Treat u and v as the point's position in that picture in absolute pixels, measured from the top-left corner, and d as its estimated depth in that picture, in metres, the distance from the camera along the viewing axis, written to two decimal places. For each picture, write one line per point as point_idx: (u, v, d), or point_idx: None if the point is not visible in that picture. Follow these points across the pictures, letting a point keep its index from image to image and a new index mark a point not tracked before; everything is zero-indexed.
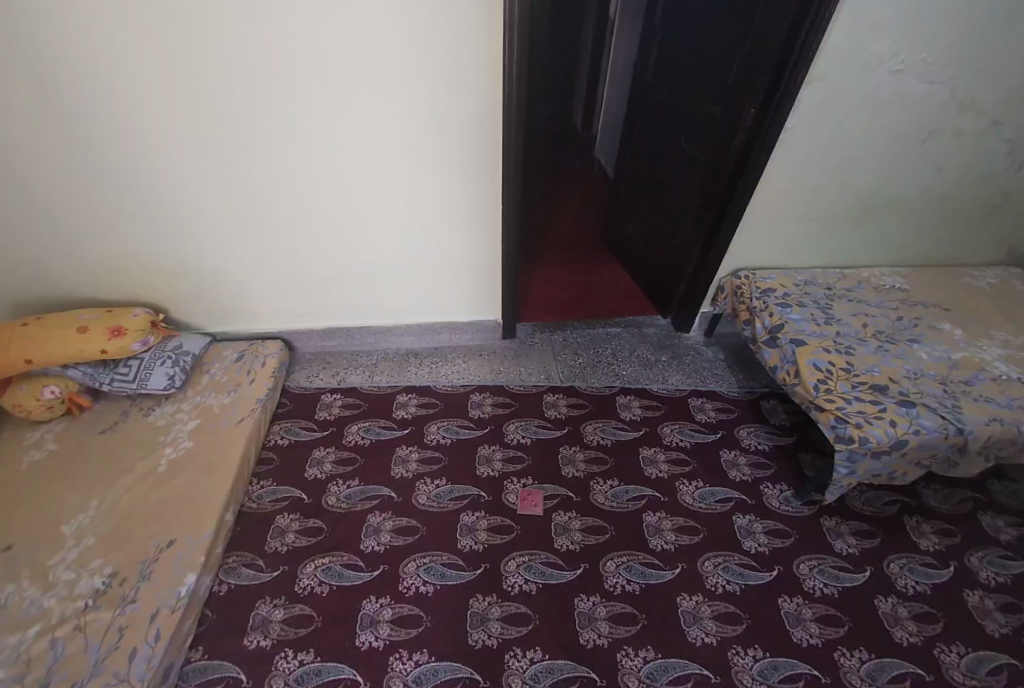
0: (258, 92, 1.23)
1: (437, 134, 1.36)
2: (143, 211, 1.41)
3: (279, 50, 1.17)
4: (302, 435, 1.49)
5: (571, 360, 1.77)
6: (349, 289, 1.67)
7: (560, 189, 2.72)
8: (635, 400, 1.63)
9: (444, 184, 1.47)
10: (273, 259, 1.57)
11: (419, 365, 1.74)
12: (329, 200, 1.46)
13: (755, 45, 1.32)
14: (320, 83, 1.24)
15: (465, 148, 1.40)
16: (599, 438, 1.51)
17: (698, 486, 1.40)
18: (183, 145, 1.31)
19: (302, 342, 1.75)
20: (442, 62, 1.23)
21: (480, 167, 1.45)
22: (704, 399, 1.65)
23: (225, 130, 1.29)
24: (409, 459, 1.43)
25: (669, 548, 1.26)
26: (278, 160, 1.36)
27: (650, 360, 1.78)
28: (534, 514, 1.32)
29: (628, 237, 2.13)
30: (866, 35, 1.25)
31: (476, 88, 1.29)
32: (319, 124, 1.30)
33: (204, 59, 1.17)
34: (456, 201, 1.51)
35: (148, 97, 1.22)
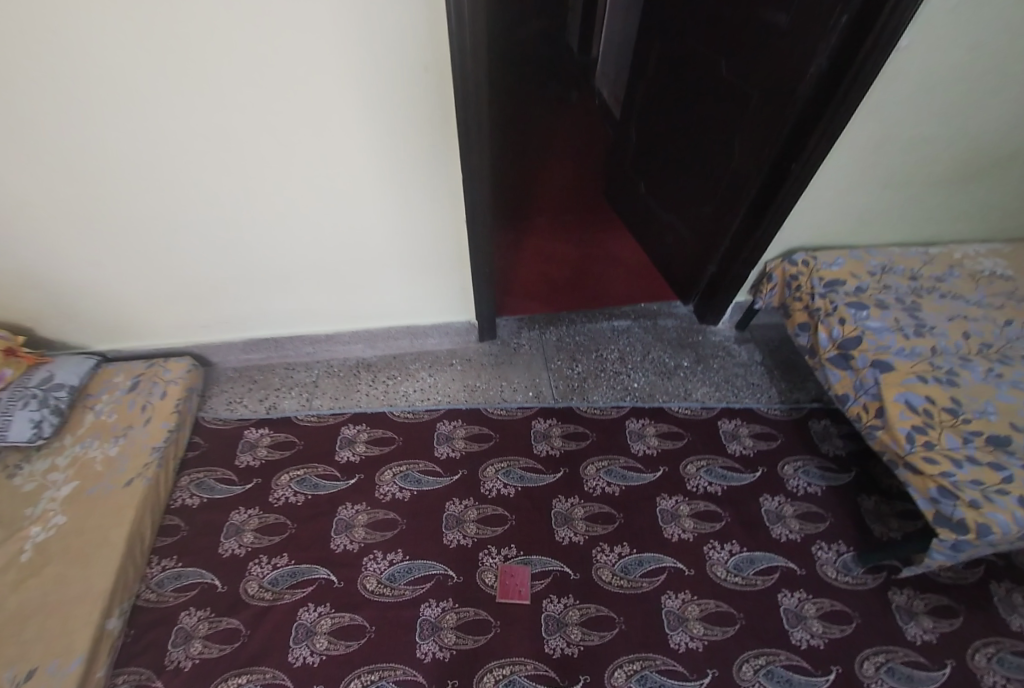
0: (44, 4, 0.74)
1: (352, 73, 0.87)
2: None
3: None
4: (218, 492, 1.15)
5: (567, 369, 1.36)
6: (271, 291, 1.24)
7: (553, 130, 2.19)
8: (650, 425, 1.26)
9: (376, 144, 0.99)
10: (152, 254, 1.12)
11: (372, 380, 1.35)
12: (209, 170, 0.99)
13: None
14: None
15: (397, 86, 0.90)
16: (602, 487, 1.15)
17: (733, 552, 1.08)
18: None
19: (221, 356, 1.36)
20: None
21: (425, 115, 0.96)
22: (738, 423, 1.29)
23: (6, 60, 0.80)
24: (354, 525, 1.09)
25: (695, 648, 0.96)
26: (112, 110, 0.88)
27: (669, 365, 1.39)
28: (517, 604, 0.99)
29: (641, 196, 1.65)
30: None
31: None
32: (155, 49, 0.81)
33: None
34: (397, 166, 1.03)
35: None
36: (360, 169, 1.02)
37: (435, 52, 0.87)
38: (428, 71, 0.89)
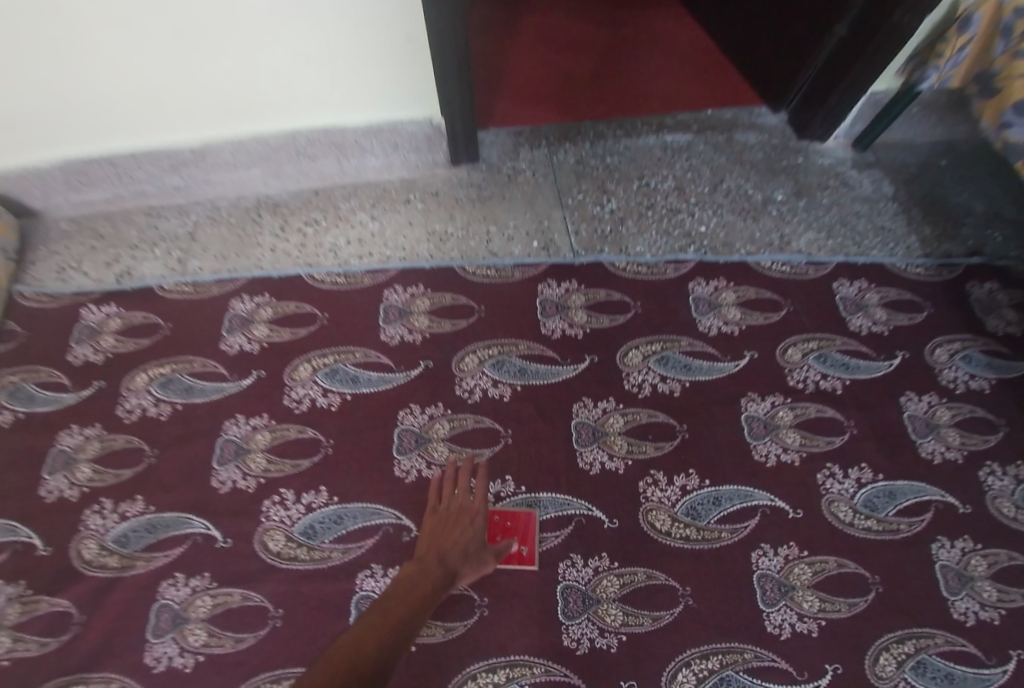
0: None
1: None
2: None
3: None
4: (42, 402, 0.72)
5: (595, 205, 0.82)
6: (62, 71, 0.67)
7: None
8: (728, 286, 0.77)
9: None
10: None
11: (279, 223, 0.82)
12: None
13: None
14: None
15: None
16: (654, 385, 0.69)
17: (861, 481, 0.67)
18: None
19: (40, 195, 0.84)
20: None
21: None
22: (863, 286, 0.81)
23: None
24: (249, 448, 0.65)
25: (807, 633, 0.58)
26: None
27: (755, 201, 0.87)
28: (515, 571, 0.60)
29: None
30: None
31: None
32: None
33: None
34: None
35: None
36: None
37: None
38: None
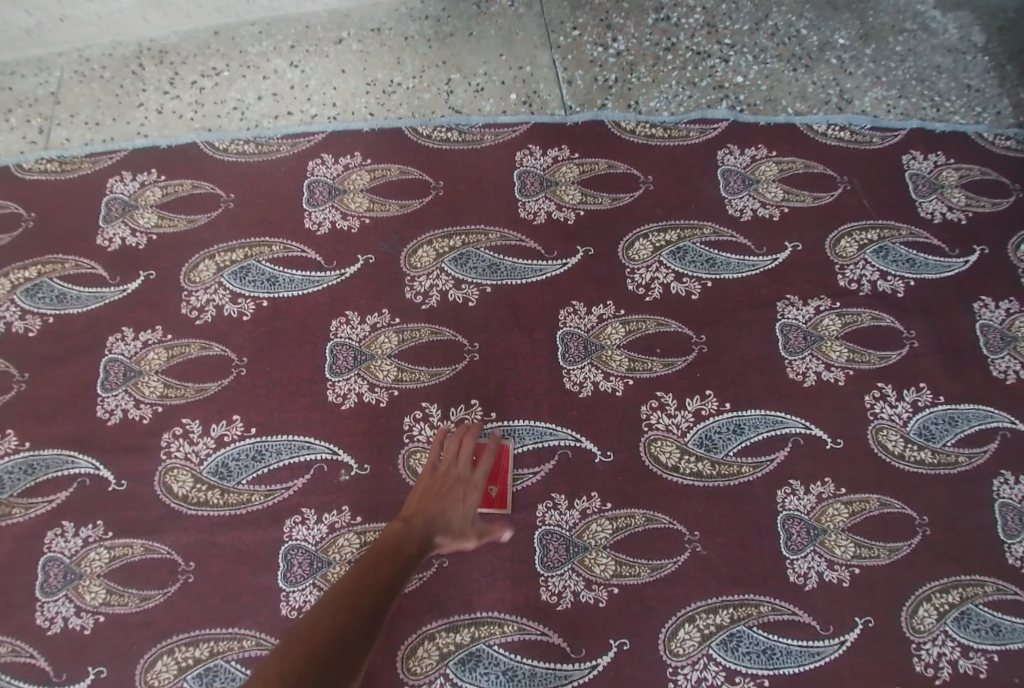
0: None
1: None
2: None
3: None
4: None
5: (594, 45, 0.61)
6: None
7: None
8: (769, 156, 0.58)
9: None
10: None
11: (169, 76, 0.61)
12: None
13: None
14: None
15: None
16: (666, 285, 0.53)
17: (918, 403, 0.53)
18: None
19: None
20: None
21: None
22: (940, 159, 0.62)
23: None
24: (141, 370, 0.51)
25: (836, 583, 0.48)
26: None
27: (809, 43, 0.65)
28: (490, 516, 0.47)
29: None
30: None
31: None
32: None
33: None
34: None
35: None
36: None
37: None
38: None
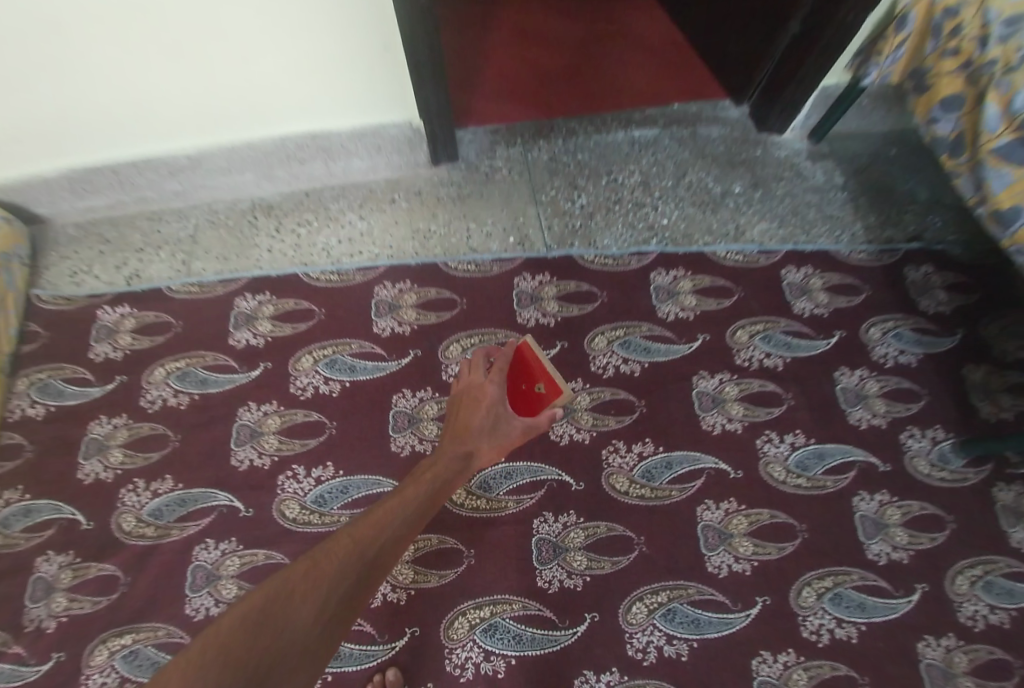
0: None
1: None
2: None
3: None
4: (74, 397, 0.81)
5: (566, 199, 0.90)
6: (70, 91, 0.73)
7: None
8: (686, 275, 0.86)
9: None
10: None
11: (275, 227, 0.90)
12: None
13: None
14: None
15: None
16: (617, 366, 0.79)
17: (797, 445, 0.77)
18: None
19: (46, 204, 0.90)
20: None
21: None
22: (808, 272, 0.90)
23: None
24: (263, 432, 0.75)
25: (741, 571, 0.70)
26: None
27: (716, 193, 0.95)
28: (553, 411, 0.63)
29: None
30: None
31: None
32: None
33: None
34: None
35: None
36: None
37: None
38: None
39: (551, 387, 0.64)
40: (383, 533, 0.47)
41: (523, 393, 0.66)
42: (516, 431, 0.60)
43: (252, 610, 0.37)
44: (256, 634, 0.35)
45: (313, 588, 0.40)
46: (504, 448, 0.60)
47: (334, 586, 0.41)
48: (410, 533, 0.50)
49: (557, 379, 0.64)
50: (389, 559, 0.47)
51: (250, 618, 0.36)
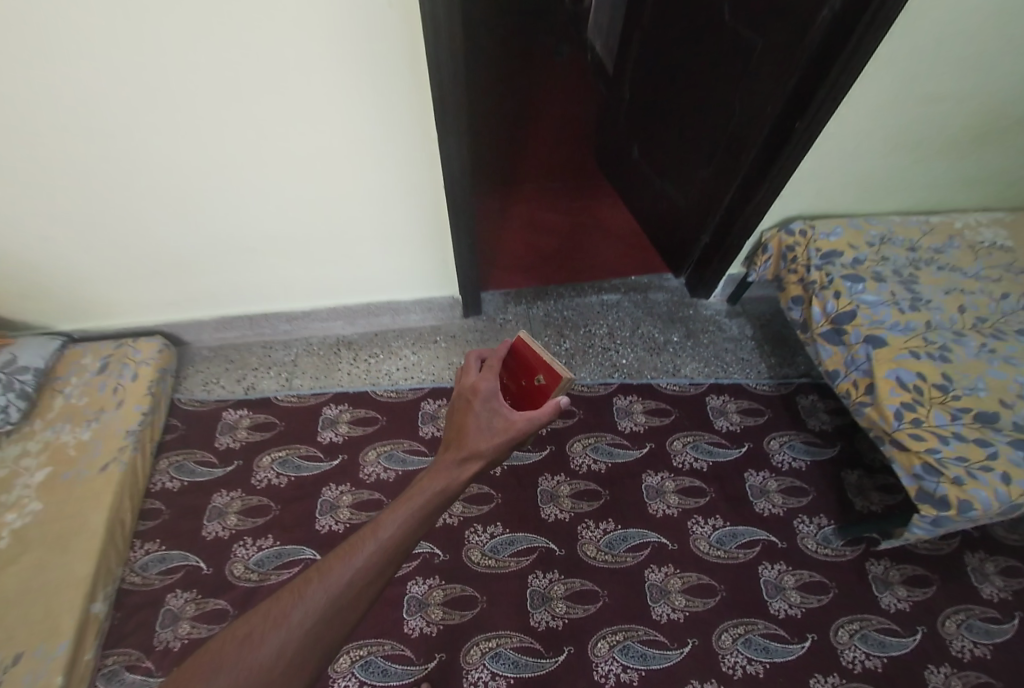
0: None
1: (324, 62, 0.80)
2: None
3: None
4: (200, 475, 1.13)
5: (554, 345, 1.35)
6: (240, 271, 1.17)
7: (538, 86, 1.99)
8: (637, 401, 1.28)
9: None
10: (88, 211, 0.98)
11: (354, 358, 1.30)
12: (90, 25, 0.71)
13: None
14: None
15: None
16: (589, 464, 1.18)
17: (715, 526, 1.10)
18: None
19: (194, 335, 1.30)
20: None
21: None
22: (725, 399, 1.29)
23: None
24: (339, 505, 1.07)
25: (676, 619, 0.99)
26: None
27: (659, 341, 1.38)
28: (555, 397, 0.66)
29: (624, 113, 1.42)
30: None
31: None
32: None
33: None
34: (360, 52, 0.79)
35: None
36: (316, 128, 0.90)
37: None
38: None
39: (550, 374, 0.67)
40: (366, 551, 0.52)
41: (525, 388, 0.71)
42: (512, 425, 0.63)
43: (257, 621, 0.47)
44: (258, 642, 0.45)
45: (277, 625, 0.46)
46: (505, 445, 0.62)
47: (299, 625, 0.47)
48: (405, 544, 0.54)
49: (552, 365, 0.67)
50: (383, 571, 0.52)
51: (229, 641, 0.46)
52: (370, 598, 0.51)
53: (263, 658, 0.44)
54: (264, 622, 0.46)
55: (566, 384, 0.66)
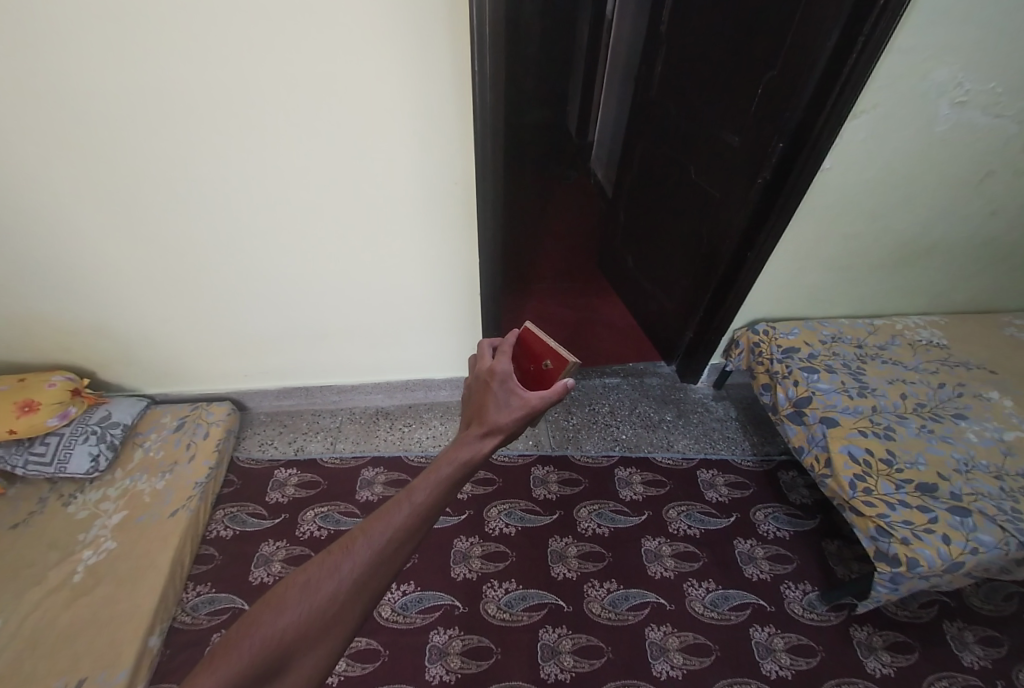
0: (143, 142, 0.97)
1: (404, 203, 1.12)
2: (40, 279, 1.15)
3: (182, 96, 0.93)
4: (250, 525, 1.28)
5: (562, 421, 1.59)
6: (306, 350, 1.43)
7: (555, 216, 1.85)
8: (636, 472, 1.45)
9: (401, 150, 1.03)
10: (201, 300, 1.26)
11: (390, 427, 1.53)
12: (247, 178, 1.05)
13: (803, 32, 0.96)
14: (240, 135, 0.98)
15: (420, 112, 0.98)
16: (594, 527, 1.32)
17: (709, 589, 1.22)
18: (80, 207, 1.06)
19: (255, 401, 1.53)
20: (403, 111, 0.98)
21: (449, 134, 1.02)
22: (714, 473, 1.46)
23: (86, 112, 0.93)
24: None
25: (675, 676, 1.08)
26: (165, 158, 1.00)
27: (653, 420, 1.60)
28: (561, 378, 0.74)
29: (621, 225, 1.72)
30: (944, 44, 0.96)
31: (428, 56, 0.92)
32: (219, 72, 0.90)
33: (101, 117, 0.94)
34: (429, 198, 1.12)
35: (8, 101, 0.90)
36: (389, 246, 1.20)
37: (461, 105, 0.98)
38: (441, 109, 0.98)
39: (557, 359, 0.76)
40: (408, 505, 0.57)
41: (534, 372, 0.79)
42: (528, 402, 0.67)
43: (309, 573, 0.53)
44: (312, 591, 0.51)
45: (333, 569, 0.53)
46: (522, 421, 0.67)
47: (352, 570, 0.53)
48: (435, 510, 0.58)
49: (560, 352, 0.76)
50: (415, 534, 0.57)
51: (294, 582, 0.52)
52: (405, 557, 0.56)
53: (315, 605, 0.51)
54: (314, 576, 0.52)
55: (572, 368, 0.74)
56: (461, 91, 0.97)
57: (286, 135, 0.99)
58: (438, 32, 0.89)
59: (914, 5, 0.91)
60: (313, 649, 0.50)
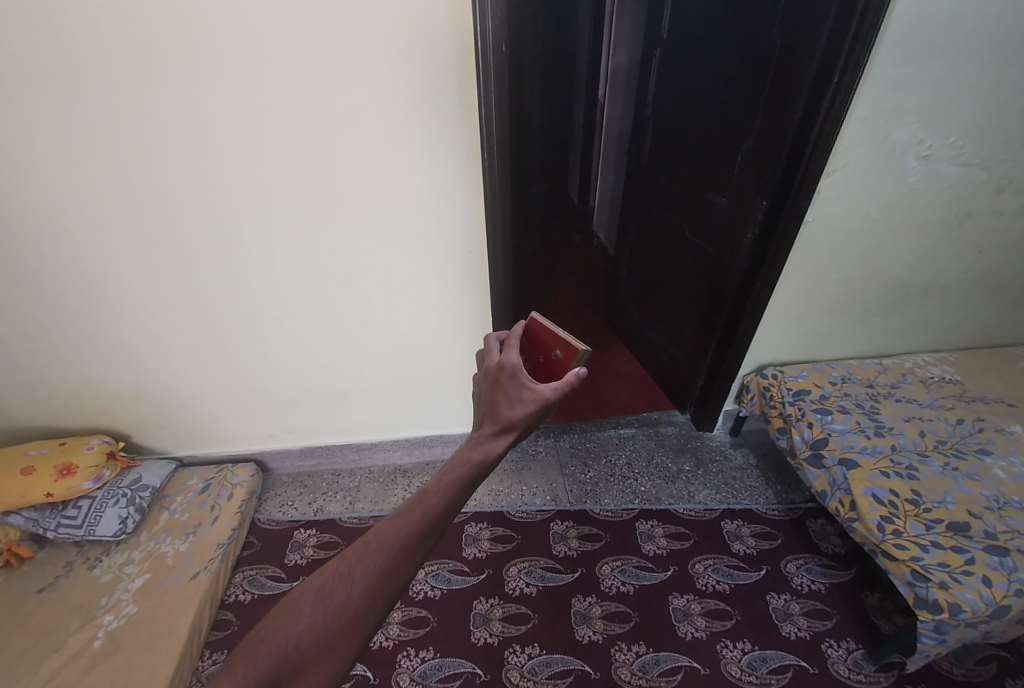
0: (196, 224, 1.11)
1: (422, 267, 1.23)
2: (95, 349, 1.26)
3: (234, 187, 1.07)
4: (268, 588, 1.26)
5: (579, 473, 1.59)
6: (329, 409, 1.49)
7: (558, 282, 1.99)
8: (658, 525, 1.42)
9: (420, 222, 1.15)
10: (235, 364, 1.35)
11: (408, 484, 1.54)
12: (285, 254, 1.17)
13: (772, 109, 1.10)
14: (278, 215, 1.11)
15: (436, 191, 1.11)
16: (618, 585, 1.28)
17: (745, 650, 1.14)
18: (135, 284, 1.18)
19: (278, 462, 1.58)
20: (423, 189, 1.11)
21: (460, 206, 1.14)
22: (739, 523, 1.42)
23: (148, 202, 1.07)
24: (391, 622, 1.22)
25: None
26: (214, 239, 1.13)
27: (672, 471, 1.58)
28: (572, 367, 0.75)
29: (625, 282, 1.81)
30: (898, 109, 1.08)
31: (446, 146, 1.06)
32: (264, 165, 1.05)
33: (163, 205, 1.08)
34: (446, 263, 1.23)
35: (89, 198, 1.06)
36: (410, 308, 1.30)
37: (472, 180, 1.11)
38: (455, 185, 1.11)
39: (566, 349, 0.77)
40: (420, 510, 0.58)
41: (547, 359, 0.80)
42: (540, 395, 0.68)
43: (324, 579, 0.55)
44: (327, 597, 0.54)
45: (347, 577, 0.55)
46: (535, 415, 0.67)
47: (365, 579, 0.55)
48: (447, 515, 0.59)
49: (568, 341, 0.77)
50: (426, 539, 0.58)
51: (310, 589, 0.55)
52: (415, 564, 0.57)
53: (330, 612, 0.53)
54: (328, 583, 0.54)
55: (581, 356, 0.74)
56: (474, 168, 1.10)
57: (318, 212, 1.12)
58: (454, 125, 1.04)
59: (867, 80, 1.03)
60: (328, 655, 0.52)
